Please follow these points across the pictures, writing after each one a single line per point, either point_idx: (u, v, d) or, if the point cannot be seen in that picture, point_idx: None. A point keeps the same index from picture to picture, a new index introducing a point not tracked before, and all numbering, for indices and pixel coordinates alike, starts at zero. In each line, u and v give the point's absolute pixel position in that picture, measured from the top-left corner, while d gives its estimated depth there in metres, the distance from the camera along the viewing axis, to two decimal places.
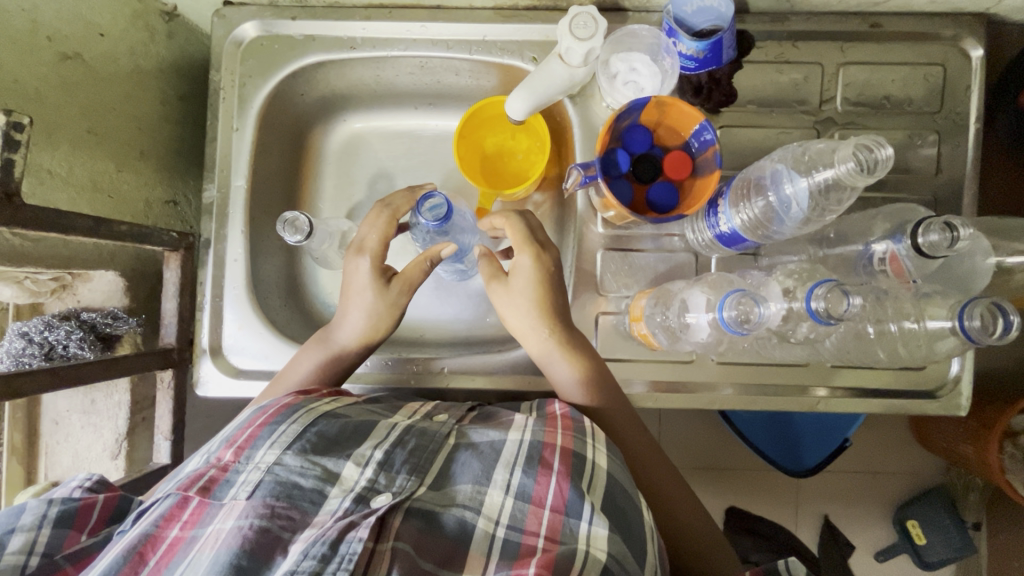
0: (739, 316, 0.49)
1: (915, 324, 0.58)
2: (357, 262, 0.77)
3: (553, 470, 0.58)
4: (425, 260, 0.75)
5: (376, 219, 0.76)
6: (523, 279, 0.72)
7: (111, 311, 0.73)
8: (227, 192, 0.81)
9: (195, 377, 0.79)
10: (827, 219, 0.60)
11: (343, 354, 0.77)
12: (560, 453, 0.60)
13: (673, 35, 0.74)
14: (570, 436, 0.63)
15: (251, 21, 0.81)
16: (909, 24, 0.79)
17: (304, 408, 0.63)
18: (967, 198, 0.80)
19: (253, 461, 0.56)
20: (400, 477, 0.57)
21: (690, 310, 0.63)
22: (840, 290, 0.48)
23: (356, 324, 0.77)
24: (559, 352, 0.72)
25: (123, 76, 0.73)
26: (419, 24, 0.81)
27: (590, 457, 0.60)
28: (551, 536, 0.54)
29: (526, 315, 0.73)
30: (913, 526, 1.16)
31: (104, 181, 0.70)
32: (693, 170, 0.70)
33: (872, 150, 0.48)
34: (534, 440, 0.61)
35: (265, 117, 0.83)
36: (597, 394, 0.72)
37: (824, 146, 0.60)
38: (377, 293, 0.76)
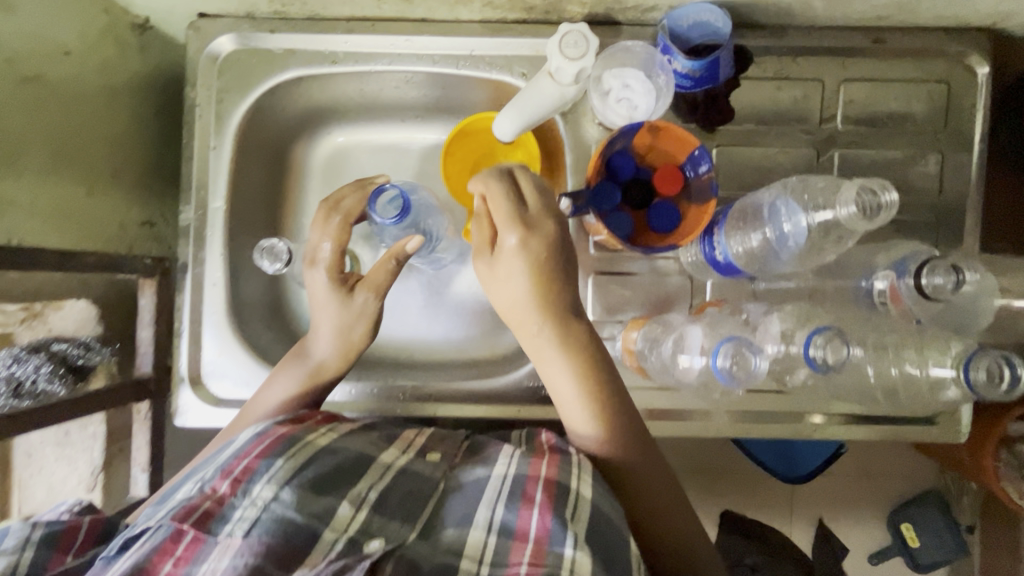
0: (733, 366, 0.46)
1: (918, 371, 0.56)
2: (313, 274, 0.76)
3: (536, 503, 0.55)
4: (388, 260, 0.74)
5: (325, 224, 0.76)
6: (516, 262, 0.62)
7: (83, 342, 0.69)
8: (206, 213, 0.79)
9: (173, 406, 0.76)
10: (824, 258, 0.57)
11: (322, 371, 0.75)
12: (543, 484, 0.57)
13: (667, 53, 0.71)
14: (555, 463, 0.60)
15: (229, 35, 0.77)
16: (914, 38, 0.76)
17: (301, 440, 0.60)
18: (969, 219, 0.78)
19: (251, 497, 0.54)
20: (393, 522, 0.56)
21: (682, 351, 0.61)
22: (839, 339, 0.46)
23: (328, 337, 0.75)
24: (555, 351, 0.63)
25: (92, 95, 0.69)
26: (404, 37, 0.77)
27: (575, 486, 0.57)
28: (532, 565, 0.51)
29: (517, 306, 0.63)
30: (906, 530, 1.06)
31: (73, 207, 0.67)
32: (687, 197, 0.67)
33: (874, 194, 0.44)
34: (519, 473, 0.59)
35: (245, 134, 0.80)
36: (598, 404, 0.63)
37: (828, 183, 0.57)
38: (342, 304, 0.75)
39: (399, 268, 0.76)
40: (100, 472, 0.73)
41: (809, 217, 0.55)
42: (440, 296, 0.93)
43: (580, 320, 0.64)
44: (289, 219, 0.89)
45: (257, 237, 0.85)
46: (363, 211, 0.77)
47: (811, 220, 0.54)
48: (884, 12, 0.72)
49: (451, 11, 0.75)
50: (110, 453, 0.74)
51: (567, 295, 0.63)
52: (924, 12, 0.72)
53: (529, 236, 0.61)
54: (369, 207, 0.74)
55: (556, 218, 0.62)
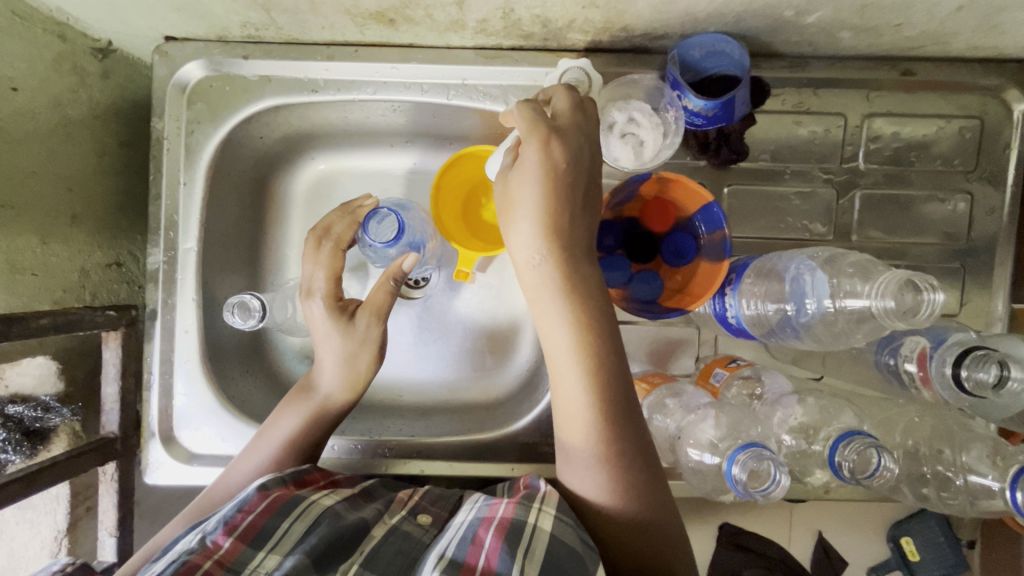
0: (748, 478, 0.42)
1: (952, 470, 0.51)
2: (310, 306, 0.70)
3: (484, 546, 0.51)
4: (386, 280, 0.67)
5: (317, 254, 0.70)
6: (531, 174, 0.53)
7: (41, 403, 0.65)
8: (175, 255, 0.73)
9: (143, 463, 0.72)
10: (842, 347, 0.51)
11: (328, 407, 0.69)
12: (495, 527, 0.53)
13: (678, 88, 0.65)
14: (514, 502, 0.55)
15: (197, 61, 0.71)
16: (946, 71, 0.69)
17: (305, 501, 0.57)
18: (1001, 267, 0.72)
19: (251, 566, 0.51)
20: None
21: (688, 445, 0.53)
22: (870, 452, 0.43)
23: (332, 370, 0.69)
24: (560, 295, 0.53)
25: (45, 133, 0.64)
26: (390, 65, 0.71)
27: (532, 522, 0.53)
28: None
29: (526, 224, 0.53)
30: (907, 543, 0.75)
31: (23, 259, 0.62)
32: (698, 253, 0.61)
33: (919, 292, 0.42)
34: (474, 517, 0.55)
35: (218, 167, 0.74)
36: (598, 371, 0.53)
37: (868, 260, 0.50)
38: (345, 334, 0.68)
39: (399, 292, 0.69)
40: (63, 537, 0.68)
41: (836, 301, 0.49)
42: (431, 333, 0.85)
43: (593, 265, 0.55)
44: (270, 253, 0.83)
45: (234, 275, 0.79)
46: (355, 236, 0.71)
47: (837, 304, 0.49)
48: (916, 43, 0.66)
49: (441, 37, 0.68)
50: (75, 514, 0.69)
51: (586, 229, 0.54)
52: (958, 44, 0.66)
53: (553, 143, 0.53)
54: (363, 232, 0.69)
55: (588, 140, 0.55)
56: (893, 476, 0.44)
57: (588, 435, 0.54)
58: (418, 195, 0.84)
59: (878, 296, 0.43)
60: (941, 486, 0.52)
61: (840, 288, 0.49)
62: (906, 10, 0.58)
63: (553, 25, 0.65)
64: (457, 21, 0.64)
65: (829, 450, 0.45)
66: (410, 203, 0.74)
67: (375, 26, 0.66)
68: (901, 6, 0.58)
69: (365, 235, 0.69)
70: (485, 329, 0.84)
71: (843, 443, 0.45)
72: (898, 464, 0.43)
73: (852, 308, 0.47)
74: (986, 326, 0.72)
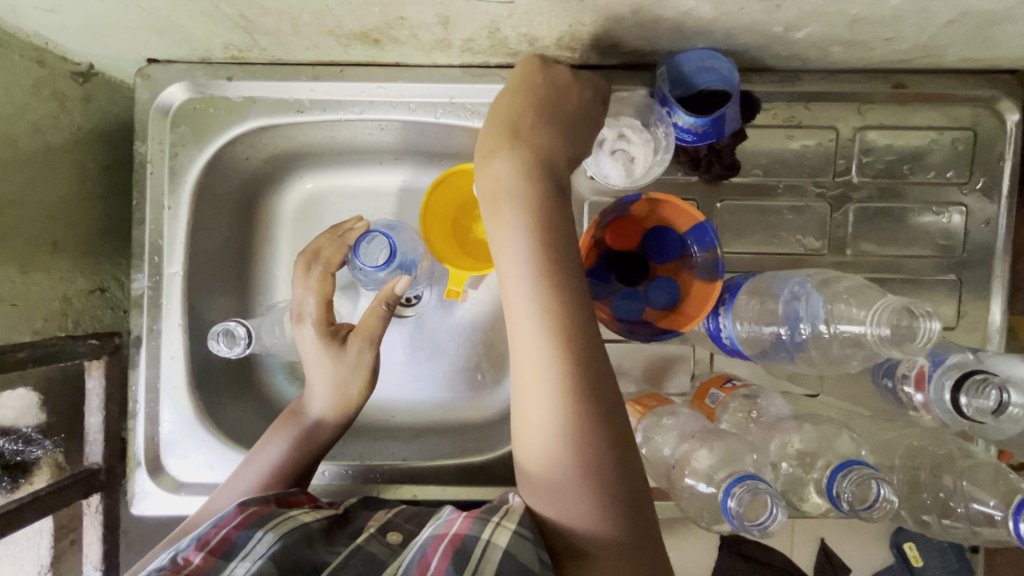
0: (745, 510, 0.41)
1: (958, 502, 0.49)
2: (301, 331, 0.69)
3: (429, 567, 0.49)
4: (379, 303, 0.66)
5: (307, 276, 0.70)
6: (507, 104, 0.57)
7: (21, 434, 0.63)
8: (160, 280, 0.72)
9: (129, 493, 0.70)
10: (837, 371, 0.50)
11: (316, 433, 0.68)
12: (443, 545, 0.51)
13: (667, 105, 0.64)
14: (467, 520, 0.53)
15: (180, 83, 0.70)
16: (940, 82, 0.68)
17: (280, 516, 0.56)
18: (997, 280, 0.71)
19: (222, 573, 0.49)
20: None
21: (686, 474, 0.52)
22: (869, 481, 0.41)
23: (323, 395, 0.68)
24: (518, 220, 0.52)
25: (24, 161, 0.62)
26: (376, 84, 0.70)
27: (483, 540, 0.50)
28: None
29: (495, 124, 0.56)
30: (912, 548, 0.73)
31: (4, 289, 0.60)
32: (692, 272, 0.60)
33: (915, 318, 0.41)
34: (428, 535, 0.53)
35: (202, 190, 0.73)
36: (548, 279, 0.51)
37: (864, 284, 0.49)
38: (337, 358, 0.68)
39: (391, 315, 0.68)
40: (47, 571, 0.66)
41: (830, 326, 0.48)
42: (424, 353, 0.84)
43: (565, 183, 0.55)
44: (257, 273, 0.82)
45: (221, 298, 0.78)
46: (345, 259, 0.71)
47: (832, 328, 0.48)
48: (906, 56, 0.65)
49: (427, 56, 0.67)
50: (59, 548, 0.67)
51: (553, 163, 0.55)
52: (950, 57, 0.65)
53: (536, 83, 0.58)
54: (354, 255, 0.69)
55: (572, 86, 0.59)
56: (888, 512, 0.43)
57: (533, 338, 0.50)
58: (407, 213, 0.83)
59: (871, 321, 0.43)
60: (942, 512, 0.51)
61: (834, 313, 0.48)
62: (896, 24, 0.58)
63: (540, 43, 0.64)
64: (442, 41, 0.63)
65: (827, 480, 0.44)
66: (403, 225, 0.74)
67: (359, 46, 0.65)
68: (892, 21, 0.57)
69: (356, 259, 0.69)
70: (479, 346, 0.83)
71: (841, 472, 0.43)
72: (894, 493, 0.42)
73: (847, 335, 0.46)
74: (984, 339, 0.71)
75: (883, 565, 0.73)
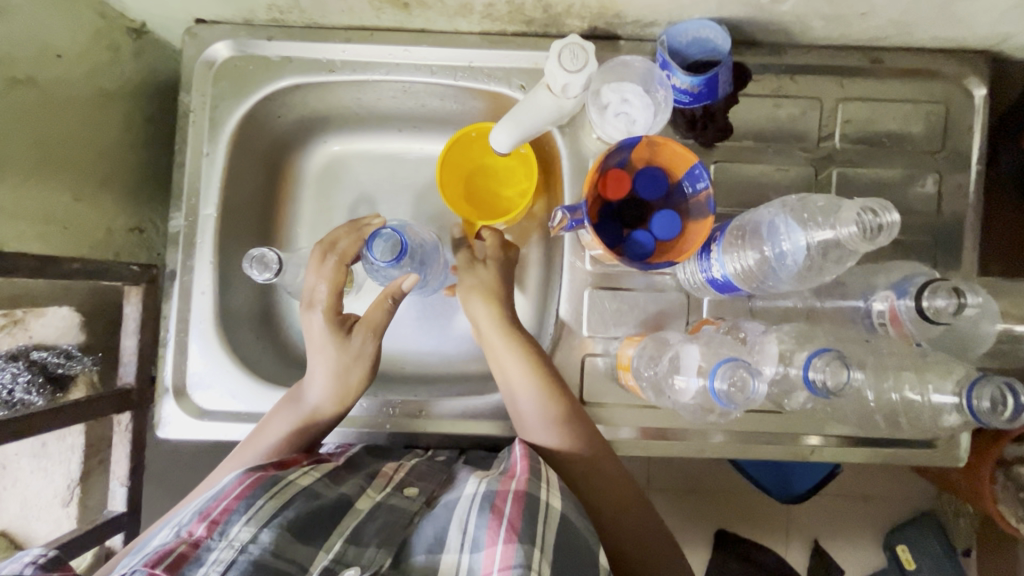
0: (731, 389, 0.45)
1: (918, 395, 0.53)
2: (311, 317, 0.73)
3: (504, 518, 0.57)
4: (386, 298, 0.73)
5: (321, 266, 0.73)
6: (485, 272, 0.76)
7: (63, 350, 0.68)
8: (196, 221, 0.77)
9: (156, 417, 0.74)
10: (825, 277, 0.57)
11: (316, 417, 0.72)
12: (513, 498, 0.58)
13: (667, 68, 0.71)
14: (524, 478, 0.61)
15: (225, 42, 0.77)
16: (911, 59, 0.76)
17: (281, 481, 0.61)
18: (968, 242, 0.77)
19: (228, 538, 0.54)
20: (368, 550, 0.58)
21: (678, 373, 0.57)
22: (840, 362, 0.45)
23: (323, 380, 0.72)
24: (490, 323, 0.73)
25: (81, 99, 0.68)
26: (403, 48, 0.77)
27: (543, 498, 0.59)
28: (503, 566, 0.53)
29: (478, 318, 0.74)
30: (903, 552, 1.09)
31: (56, 211, 0.66)
32: (687, 214, 0.66)
33: (876, 213, 0.46)
34: (487, 490, 0.61)
35: (238, 140, 0.79)
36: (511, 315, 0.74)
37: (830, 200, 0.56)
38: (341, 346, 0.73)
39: (394, 308, 0.75)
40: (76, 485, 0.70)
41: (809, 236, 0.54)
42: (434, 308, 0.89)
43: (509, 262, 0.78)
44: (282, 227, 0.88)
45: (249, 246, 0.83)
46: (360, 253, 0.75)
47: (810, 238, 0.54)
48: (881, 33, 0.72)
49: (450, 22, 0.74)
50: (88, 465, 0.71)
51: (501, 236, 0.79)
52: (920, 34, 0.72)
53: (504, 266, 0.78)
54: (366, 250, 0.70)
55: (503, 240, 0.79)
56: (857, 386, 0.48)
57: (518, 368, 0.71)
58: (424, 177, 0.90)
59: (839, 221, 0.48)
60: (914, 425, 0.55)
61: (808, 223, 0.55)
62: None
63: (554, 11, 0.71)
64: (466, 6, 0.71)
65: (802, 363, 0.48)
66: (405, 224, 0.78)
67: (390, 10, 0.72)
68: None
69: (370, 256, 0.71)
70: None
71: (819, 357, 0.47)
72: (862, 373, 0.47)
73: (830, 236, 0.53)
74: None
75: (878, 565, 1.11)
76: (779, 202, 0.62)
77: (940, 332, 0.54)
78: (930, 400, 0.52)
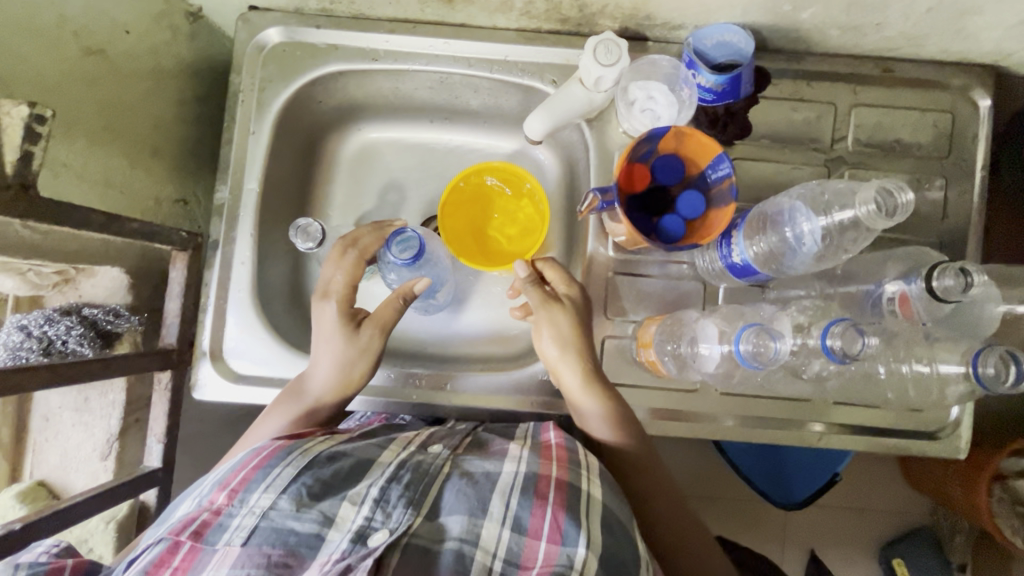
0: (755, 351, 0.50)
1: (926, 367, 0.60)
2: (324, 307, 0.74)
3: (549, 502, 0.55)
4: (397, 297, 0.73)
5: (341, 259, 0.75)
6: (560, 312, 0.72)
7: (112, 308, 0.72)
8: (239, 194, 0.81)
9: (192, 379, 0.77)
10: (840, 258, 0.62)
11: (316, 407, 0.72)
12: (556, 485, 0.57)
13: (692, 67, 0.75)
14: (564, 467, 0.60)
15: (276, 27, 0.81)
16: (920, 70, 0.81)
17: (299, 449, 0.60)
18: (972, 245, 0.81)
19: (248, 505, 0.54)
20: (397, 510, 0.55)
21: (701, 342, 0.63)
22: (854, 330, 0.50)
23: (325, 371, 0.72)
24: (561, 358, 0.71)
25: (142, 73, 0.73)
26: (443, 41, 0.81)
27: (585, 487, 0.57)
28: (546, 564, 0.51)
29: (551, 352, 0.72)
30: (898, 566, 1.13)
31: (116, 176, 0.71)
32: (710, 202, 0.71)
33: (891, 194, 0.53)
34: (529, 470, 0.58)
35: (282, 121, 0.83)
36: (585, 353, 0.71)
37: (844, 186, 0.62)
38: (348, 339, 0.72)
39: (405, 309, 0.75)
40: (115, 440, 0.75)
41: (828, 218, 0.61)
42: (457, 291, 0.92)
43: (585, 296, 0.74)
44: (315, 207, 0.92)
45: (285, 223, 0.87)
46: (379, 251, 0.77)
47: (830, 219, 0.60)
48: (894, 44, 0.77)
49: (489, 18, 0.79)
50: (125, 422, 0.76)
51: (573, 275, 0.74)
52: (930, 46, 0.77)
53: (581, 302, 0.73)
54: (386, 249, 0.74)
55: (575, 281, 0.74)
56: (870, 353, 0.53)
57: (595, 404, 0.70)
58: (453, 166, 0.94)
59: (858, 200, 0.54)
60: None
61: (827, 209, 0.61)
62: (884, 9, 0.70)
63: (588, 10, 0.76)
64: (506, 3, 0.75)
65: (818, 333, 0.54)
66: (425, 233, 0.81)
67: (435, 4, 0.77)
68: (880, 5, 0.69)
69: (386, 252, 0.75)
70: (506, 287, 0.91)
71: (834, 327, 0.52)
72: (873, 342, 0.52)
73: (842, 216, 0.59)
74: None
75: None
76: (796, 191, 0.68)
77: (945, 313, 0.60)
78: (937, 370, 0.59)
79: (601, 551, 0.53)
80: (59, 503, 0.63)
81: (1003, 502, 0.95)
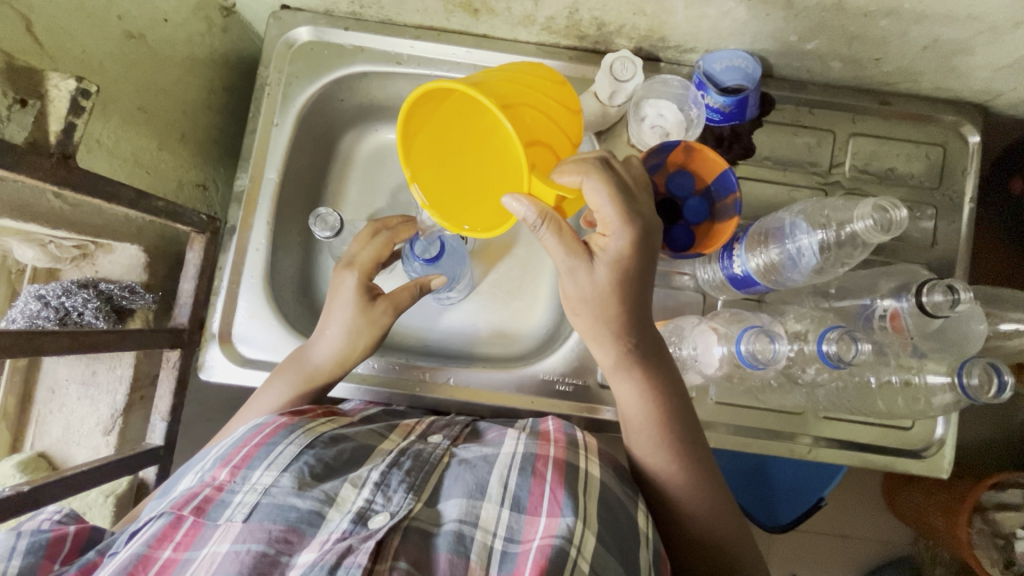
0: (756, 350, 0.57)
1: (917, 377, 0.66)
2: (345, 277, 0.75)
3: (547, 481, 0.57)
4: (414, 285, 0.75)
5: (370, 239, 0.78)
6: (589, 273, 0.62)
7: (128, 285, 0.76)
8: (258, 183, 0.83)
9: (200, 360, 0.79)
10: (838, 270, 0.66)
11: (318, 376, 0.74)
12: (553, 464, 0.58)
13: (702, 88, 0.79)
14: (563, 446, 0.61)
15: (306, 27, 0.84)
16: (914, 104, 0.85)
17: (302, 428, 0.61)
18: (959, 274, 0.84)
19: (251, 482, 0.55)
20: (397, 494, 0.56)
21: (702, 345, 0.68)
22: (850, 338, 0.55)
23: (333, 342, 0.73)
24: (590, 328, 0.65)
25: (177, 60, 0.75)
26: (465, 49, 0.85)
27: (584, 467, 0.60)
28: (546, 535, 0.53)
29: (580, 320, 0.66)
30: None
31: (144, 156, 0.73)
32: (716, 214, 0.74)
33: (887, 211, 0.56)
34: (527, 451, 0.60)
35: (305, 116, 0.86)
36: (617, 329, 0.64)
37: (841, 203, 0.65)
38: (361, 310, 0.74)
39: (420, 298, 0.77)
40: (119, 415, 0.82)
41: (828, 231, 0.64)
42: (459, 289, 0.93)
43: (619, 248, 0.60)
44: (329, 202, 0.94)
45: (300, 215, 0.89)
46: (409, 236, 0.80)
47: (829, 232, 0.64)
48: (891, 78, 0.82)
49: (511, 31, 0.83)
50: (131, 399, 0.83)
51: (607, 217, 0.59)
52: (925, 82, 0.82)
53: (620, 256, 0.61)
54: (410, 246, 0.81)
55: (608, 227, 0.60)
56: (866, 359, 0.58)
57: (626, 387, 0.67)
58: None
59: (856, 216, 0.58)
60: None
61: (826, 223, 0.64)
62: (884, 45, 0.74)
63: (606, 29, 0.80)
64: (529, 17, 0.79)
65: (818, 340, 0.59)
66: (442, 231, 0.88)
67: (460, 14, 0.80)
68: (881, 42, 0.74)
69: (409, 246, 0.81)
70: (509, 290, 0.93)
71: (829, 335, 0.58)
72: (869, 346, 0.57)
73: (841, 232, 0.63)
74: None
75: None
76: (798, 206, 0.72)
77: (935, 329, 0.64)
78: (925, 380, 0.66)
79: (598, 530, 0.55)
80: (64, 470, 0.65)
81: (982, 534, 0.96)
